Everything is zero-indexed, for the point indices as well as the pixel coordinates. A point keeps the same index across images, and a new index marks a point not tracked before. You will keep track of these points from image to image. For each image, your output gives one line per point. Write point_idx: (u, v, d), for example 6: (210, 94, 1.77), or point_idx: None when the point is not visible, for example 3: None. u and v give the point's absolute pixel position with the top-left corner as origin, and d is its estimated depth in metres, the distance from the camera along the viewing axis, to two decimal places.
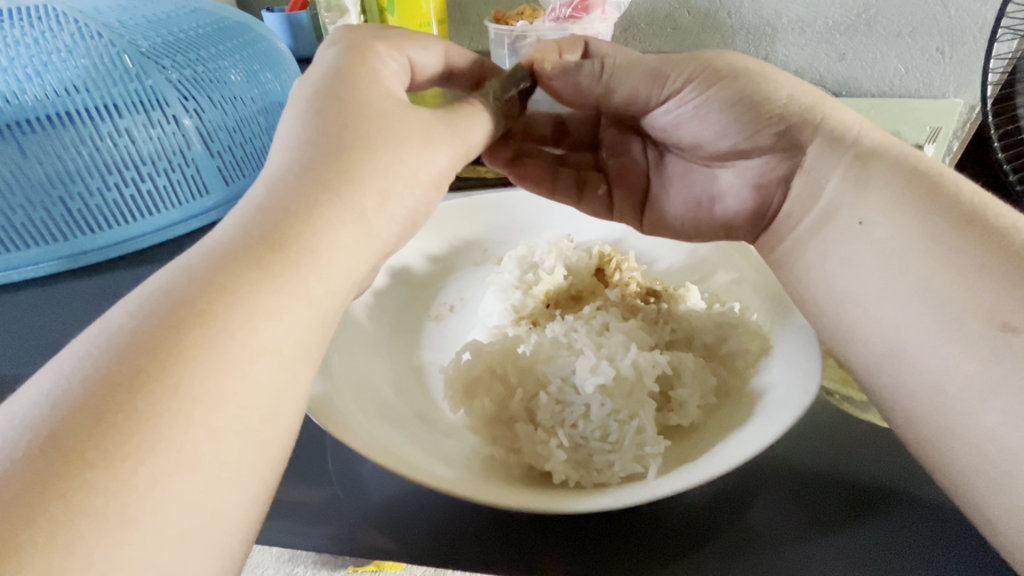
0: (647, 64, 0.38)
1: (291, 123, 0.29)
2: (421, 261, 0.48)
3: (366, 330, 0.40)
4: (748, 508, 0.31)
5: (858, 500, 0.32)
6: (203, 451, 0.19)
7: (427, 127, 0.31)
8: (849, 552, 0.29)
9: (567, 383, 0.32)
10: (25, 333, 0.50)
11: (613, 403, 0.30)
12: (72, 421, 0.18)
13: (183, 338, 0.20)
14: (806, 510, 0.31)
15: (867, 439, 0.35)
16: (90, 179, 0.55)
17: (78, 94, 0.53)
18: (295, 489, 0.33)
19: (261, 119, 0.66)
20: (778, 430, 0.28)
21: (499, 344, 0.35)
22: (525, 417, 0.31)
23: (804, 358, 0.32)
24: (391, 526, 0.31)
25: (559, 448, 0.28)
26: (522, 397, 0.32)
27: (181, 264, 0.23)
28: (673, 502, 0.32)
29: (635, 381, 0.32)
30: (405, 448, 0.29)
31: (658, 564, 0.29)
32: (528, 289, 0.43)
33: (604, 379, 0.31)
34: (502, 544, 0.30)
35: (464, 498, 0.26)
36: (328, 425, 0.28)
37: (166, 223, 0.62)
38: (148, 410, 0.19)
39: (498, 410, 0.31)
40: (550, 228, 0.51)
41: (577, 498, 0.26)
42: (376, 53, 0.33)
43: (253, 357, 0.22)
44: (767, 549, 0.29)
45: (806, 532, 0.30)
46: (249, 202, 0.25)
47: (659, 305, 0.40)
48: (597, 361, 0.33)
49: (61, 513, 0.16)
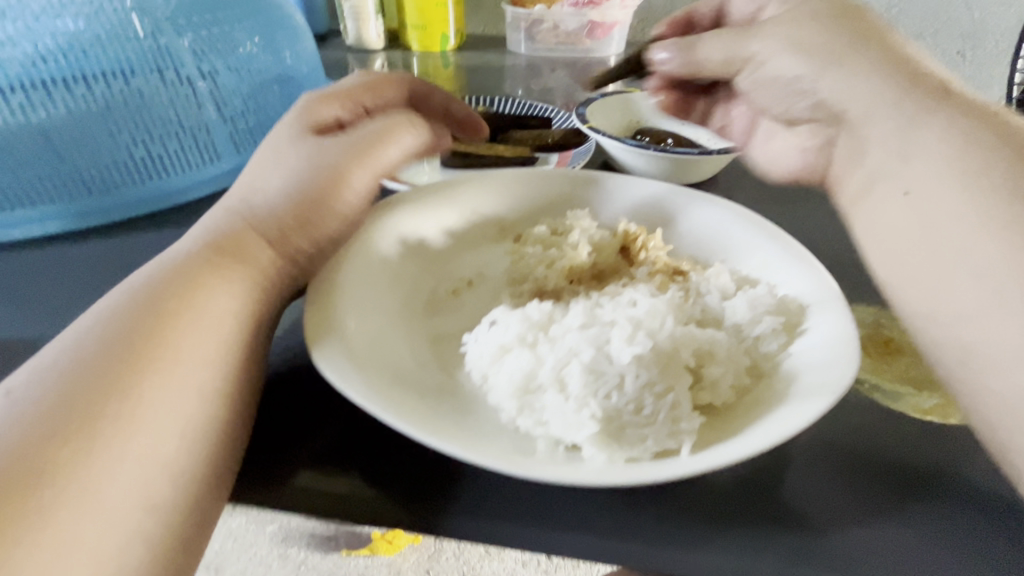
0: (738, 35, 0.41)
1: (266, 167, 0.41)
2: (437, 234, 0.46)
3: (382, 298, 0.39)
4: (794, 490, 0.30)
5: (906, 487, 0.31)
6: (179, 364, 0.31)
7: (323, 153, 0.40)
8: (897, 540, 0.28)
9: (600, 353, 0.30)
10: (27, 294, 0.47)
11: (648, 375, 0.29)
12: (104, 355, 0.30)
13: (174, 309, 0.33)
14: (852, 494, 0.30)
15: (909, 428, 0.34)
16: (101, 138, 0.54)
17: (92, 49, 0.52)
18: (316, 456, 0.32)
19: (275, 87, 0.65)
20: (816, 412, 0.27)
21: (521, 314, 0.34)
22: (555, 385, 0.30)
23: (841, 340, 0.31)
24: (426, 500, 0.30)
25: (591, 419, 0.28)
26: (554, 365, 0.30)
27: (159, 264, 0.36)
28: (717, 483, 0.31)
29: (671, 355, 0.31)
30: (428, 416, 0.29)
31: (707, 545, 0.28)
32: (550, 264, 0.42)
33: (641, 350, 0.30)
34: (542, 518, 0.29)
35: (493, 468, 0.25)
36: (354, 392, 0.28)
37: (175, 187, 0.59)
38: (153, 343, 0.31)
39: (527, 380, 0.30)
40: (577, 200, 0.49)
41: (621, 470, 0.25)
42: (323, 108, 0.44)
43: (214, 318, 0.33)
44: (816, 531, 0.29)
45: (854, 517, 0.29)
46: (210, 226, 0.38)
47: (687, 283, 0.39)
48: (633, 331, 0.31)
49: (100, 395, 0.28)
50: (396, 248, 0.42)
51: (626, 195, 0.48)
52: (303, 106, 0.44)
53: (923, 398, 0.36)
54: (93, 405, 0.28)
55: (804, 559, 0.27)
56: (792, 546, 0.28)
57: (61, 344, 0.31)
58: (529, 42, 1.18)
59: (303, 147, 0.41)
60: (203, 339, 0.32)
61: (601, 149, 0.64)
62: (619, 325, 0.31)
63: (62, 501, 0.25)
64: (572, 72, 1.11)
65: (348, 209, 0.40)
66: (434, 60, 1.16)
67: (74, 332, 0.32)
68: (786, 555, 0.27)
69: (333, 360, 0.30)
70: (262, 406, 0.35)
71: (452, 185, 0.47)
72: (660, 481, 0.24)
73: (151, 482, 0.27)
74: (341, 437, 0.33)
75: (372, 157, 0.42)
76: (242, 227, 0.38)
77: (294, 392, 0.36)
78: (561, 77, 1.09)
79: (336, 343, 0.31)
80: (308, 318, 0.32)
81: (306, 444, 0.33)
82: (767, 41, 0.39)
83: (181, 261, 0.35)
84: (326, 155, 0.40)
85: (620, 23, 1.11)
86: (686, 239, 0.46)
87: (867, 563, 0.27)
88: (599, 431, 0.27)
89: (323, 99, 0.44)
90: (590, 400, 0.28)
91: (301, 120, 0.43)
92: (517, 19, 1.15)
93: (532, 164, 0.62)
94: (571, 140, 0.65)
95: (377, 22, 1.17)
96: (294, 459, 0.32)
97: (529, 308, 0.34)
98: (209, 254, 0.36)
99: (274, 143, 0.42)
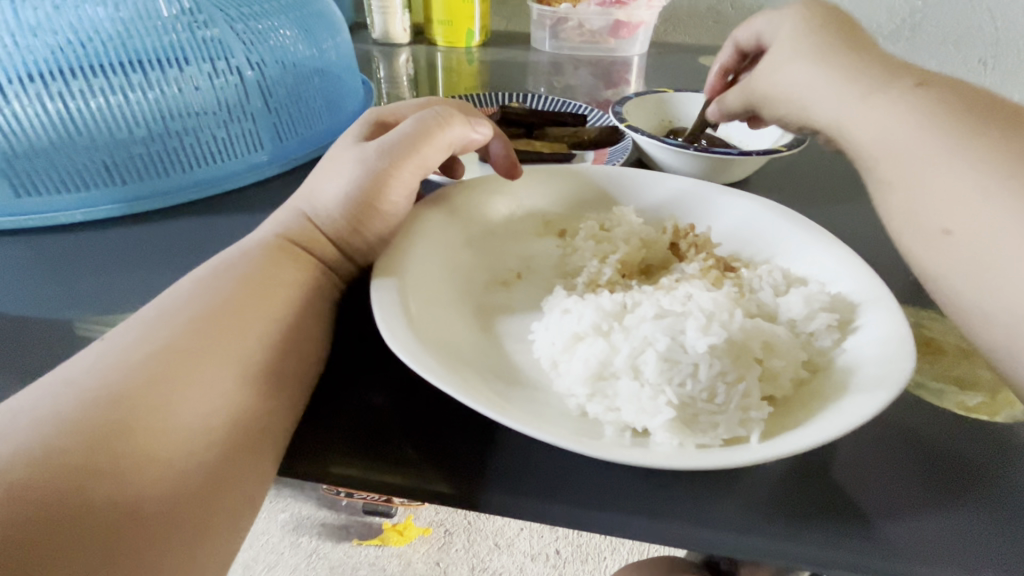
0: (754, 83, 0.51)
1: (327, 165, 0.43)
2: (486, 227, 0.47)
3: (444, 288, 0.40)
4: (846, 483, 0.33)
5: (953, 481, 0.33)
6: (248, 343, 0.33)
7: (368, 161, 0.40)
8: (947, 530, 0.31)
9: (674, 342, 0.31)
10: (88, 276, 0.48)
11: (722, 365, 0.30)
12: (186, 336, 0.32)
13: (252, 295, 0.35)
14: (902, 486, 0.32)
15: (957, 427, 0.36)
16: (154, 124, 0.55)
17: (150, 37, 0.53)
18: (395, 436, 0.34)
19: (316, 78, 0.66)
20: (881, 403, 0.28)
21: (587, 305, 0.36)
22: (629, 372, 0.31)
23: (896, 337, 0.32)
24: (503, 483, 0.32)
25: (667, 406, 0.29)
26: (629, 353, 0.32)
27: (233, 255, 0.38)
28: (771, 475, 0.33)
29: (743, 346, 0.32)
30: (500, 404, 0.30)
31: (767, 530, 0.30)
32: (604, 258, 0.43)
33: (715, 340, 0.31)
34: (612, 502, 0.32)
35: (575, 449, 0.26)
36: (434, 376, 0.30)
37: (222, 175, 0.60)
38: (231, 326, 0.33)
39: (602, 367, 0.32)
40: (626, 196, 0.50)
41: (700, 453, 0.27)
42: (369, 117, 0.46)
43: (278, 299, 0.36)
44: (868, 520, 0.31)
45: (904, 508, 0.31)
46: (279, 223, 0.40)
47: (738, 278, 0.40)
48: (706, 322, 0.32)
49: (190, 370, 0.31)
50: (453, 236, 0.44)
51: (672, 190, 0.49)
52: (365, 119, 0.46)
53: (968, 396, 0.38)
54: (177, 375, 0.30)
55: (857, 544, 0.30)
56: (841, 532, 0.30)
57: (150, 322, 0.33)
58: (553, 40, 1.18)
59: (348, 152, 0.42)
60: (267, 333, 0.34)
61: (637, 147, 0.65)
62: (694, 316, 0.32)
63: (148, 463, 0.27)
64: (595, 70, 1.11)
65: (396, 201, 0.41)
66: (458, 56, 1.16)
67: (161, 312, 0.34)
68: (841, 540, 0.30)
69: (411, 344, 0.31)
70: (332, 387, 0.36)
71: (505, 179, 0.48)
72: (741, 464, 0.25)
73: (198, 466, 0.28)
74: (414, 420, 0.35)
75: (407, 154, 0.40)
76: (310, 223, 0.40)
77: (363, 372, 0.37)
78: (583, 75, 1.09)
79: (410, 331, 0.33)
80: (376, 303, 0.33)
81: (382, 423, 0.34)
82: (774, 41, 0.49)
83: (255, 252, 0.38)
84: (370, 166, 0.39)
85: (645, 23, 1.11)
86: (733, 236, 0.46)
87: (917, 552, 0.30)
88: (675, 417, 0.29)
89: (384, 115, 0.46)
90: (666, 388, 0.30)
91: (359, 132, 0.44)
92: (542, 17, 1.15)
93: (570, 161, 0.63)
94: (607, 137, 0.66)
95: (403, 16, 1.17)
96: (373, 438, 0.34)
97: (600, 299, 0.36)
98: (277, 246, 0.38)
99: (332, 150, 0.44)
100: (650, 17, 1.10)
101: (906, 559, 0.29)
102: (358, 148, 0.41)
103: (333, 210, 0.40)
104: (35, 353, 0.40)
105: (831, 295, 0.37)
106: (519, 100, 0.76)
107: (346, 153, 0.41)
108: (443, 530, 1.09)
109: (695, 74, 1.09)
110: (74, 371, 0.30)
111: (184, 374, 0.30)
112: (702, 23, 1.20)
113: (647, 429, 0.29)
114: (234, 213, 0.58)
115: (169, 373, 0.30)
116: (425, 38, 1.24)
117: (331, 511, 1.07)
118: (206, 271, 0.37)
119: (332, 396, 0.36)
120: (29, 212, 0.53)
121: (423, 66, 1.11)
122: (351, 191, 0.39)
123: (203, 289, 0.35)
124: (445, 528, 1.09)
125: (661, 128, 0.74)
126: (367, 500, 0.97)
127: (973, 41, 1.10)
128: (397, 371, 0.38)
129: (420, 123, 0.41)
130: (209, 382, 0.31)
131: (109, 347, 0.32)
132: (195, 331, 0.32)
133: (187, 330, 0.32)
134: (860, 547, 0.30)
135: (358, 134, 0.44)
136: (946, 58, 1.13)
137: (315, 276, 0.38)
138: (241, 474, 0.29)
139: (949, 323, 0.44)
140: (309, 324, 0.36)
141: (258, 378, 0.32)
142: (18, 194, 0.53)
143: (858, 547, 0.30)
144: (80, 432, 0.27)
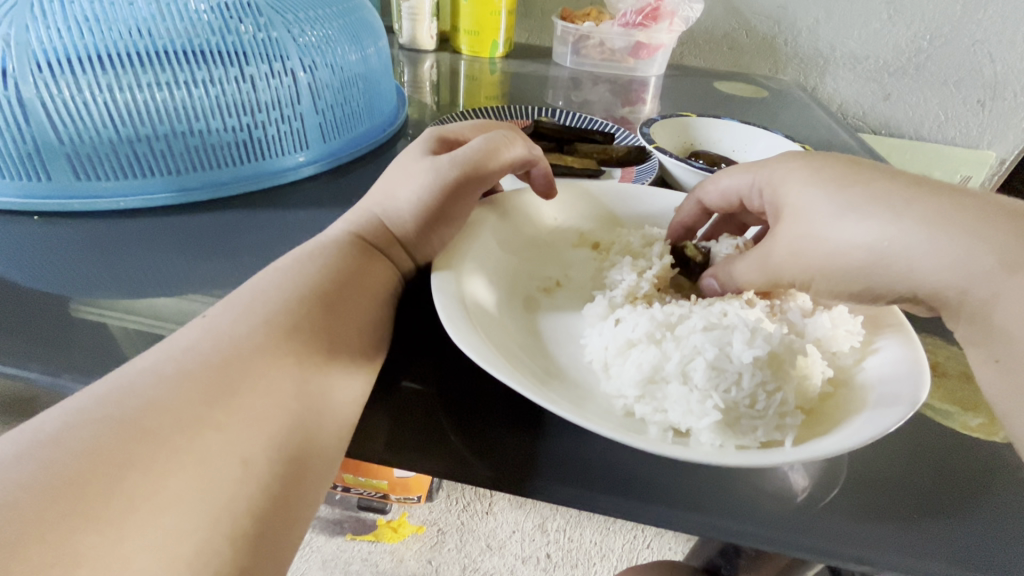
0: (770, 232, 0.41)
1: (396, 171, 0.47)
2: (530, 236, 0.50)
3: (495, 290, 0.43)
4: (859, 488, 0.36)
5: (959, 495, 0.36)
6: (326, 330, 0.35)
7: (437, 170, 0.43)
8: (949, 536, 0.34)
9: (722, 352, 0.36)
10: (144, 259, 0.51)
11: (763, 374, 0.35)
12: (272, 320, 0.35)
13: (329, 286, 0.37)
14: (911, 497, 0.36)
15: (960, 444, 0.39)
16: (210, 119, 0.57)
17: (215, 37, 0.55)
18: (450, 422, 0.36)
19: (361, 82, 0.68)
20: (903, 416, 0.31)
21: (646, 317, 0.40)
22: (679, 377, 0.36)
23: (911, 360, 0.36)
24: (552, 473, 0.34)
25: (714, 409, 0.34)
26: (679, 360, 0.37)
27: (310, 249, 0.41)
28: (789, 479, 0.36)
29: (783, 357, 0.36)
30: (559, 402, 0.32)
31: (789, 531, 0.33)
32: (642, 273, 0.47)
33: (758, 352, 0.35)
34: (649, 498, 0.34)
35: (634, 445, 0.29)
36: (500, 371, 0.32)
37: (267, 170, 0.63)
38: (311, 314, 0.36)
39: (653, 371, 0.37)
40: (653, 215, 0.54)
41: (747, 454, 0.30)
42: (430, 134, 0.49)
43: (350, 292, 0.38)
44: (877, 521, 0.34)
45: (913, 517, 0.34)
46: (352, 224, 0.44)
47: (771, 301, 0.44)
48: (751, 335, 0.37)
49: (278, 352, 0.33)
50: (503, 240, 0.47)
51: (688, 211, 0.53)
52: (428, 133, 0.49)
53: (970, 417, 0.41)
54: (264, 357, 0.32)
55: (867, 545, 0.33)
56: (852, 531, 0.33)
57: (240, 304, 0.36)
58: (575, 57, 1.22)
59: (412, 164, 0.45)
60: (352, 321, 0.37)
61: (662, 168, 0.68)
62: (740, 329, 0.37)
63: (240, 437, 0.29)
64: (613, 88, 1.15)
65: (455, 207, 0.44)
66: (482, 66, 1.19)
67: (244, 298, 0.36)
68: (853, 541, 0.33)
69: (472, 340, 0.34)
70: (391, 374, 0.39)
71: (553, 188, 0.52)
72: (780, 463, 0.28)
73: (279, 443, 0.30)
74: (465, 410, 0.37)
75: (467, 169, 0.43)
76: (381, 223, 0.44)
77: (423, 359, 0.40)
78: (602, 91, 1.13)
79: (470, 328, 0.35)
80: (438, 300, 0.36)
81: (436, 414, 0.37)
82: (841, 187, 0.38)
83: (328, 249, 0.41)
84: (439, 175, 0.43)
85: (665, 46, 1.14)
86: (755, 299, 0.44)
87: (922, 556, 0.33)
88: (720, 419, 0.33)
89: (445, 131, 0.49)
90: (713, 393, 0.34)
91: (425, 145, 0.47)
92: (565, 34, 1.19)
93: (599, 176, 0.66)
94: (635, 156, 0.69)
95: (432, 24, 1.20)
96: (429, 428, 0.36)
97: (653, 310, 0.41)
98: (347, 246, 0.41)
99: (398, 160, 0.48)
100: (670, 41, 1.14)
101: (907, 557, 0.32)
102: (424, 159, 0.45)
103: (401, 215, 0.43)
104: (103, 329, 0.42)
105: (855, 321, 0.41)
106: (549, 115, 0.80)
107: (411, 165, 0.45)
108: (436, 529, 1.10)
109: (711, 97, 1.13)
110: (177, 345, 0.33)
111: (269, 358, 0.33)
112: (718, 49, 1.25)
113: (691, 429, 0.33)
114: (283, 207, 0.60)
115: (266, 357, 0.32)
116: (450, 46, 1.27)
117: (325, 506, 1.06)
118: (286, 263, 0.40)
119: (396, 382, 0.38)
120: (89, 196, 0.56)
121: (448, 73, 1.14)
122: (420, 200, 0.43)
123: (286, 281, 0.38)
124: (438, 527, 1.10)
125: (681, 149, 0.77)
126: (364, 497, 0.97)
127: (974, 83, 1.16)
128: (452, 363, 0.40)
129: (479, 142, 0.45)
130: (295, 367, 0.33)
131: (204, 326, 0.35)
132: (280, 317, 0.35)
133: (279, 312, 0.35)
134: (870, 547, 0.33)
135: (421, 143, 0.48)
136: (945, 97, 1.19)
137: (386, 269, 0.42)
138: (312, 455, 0.31)
139: (952, 350, 0.48)
140: (378, 318, 0.39)
141: (334, 362, 0.34)
142: (77, 177, 0.55)
143: (869, 547, 0.33)
144: (185, 403, 0.29)
